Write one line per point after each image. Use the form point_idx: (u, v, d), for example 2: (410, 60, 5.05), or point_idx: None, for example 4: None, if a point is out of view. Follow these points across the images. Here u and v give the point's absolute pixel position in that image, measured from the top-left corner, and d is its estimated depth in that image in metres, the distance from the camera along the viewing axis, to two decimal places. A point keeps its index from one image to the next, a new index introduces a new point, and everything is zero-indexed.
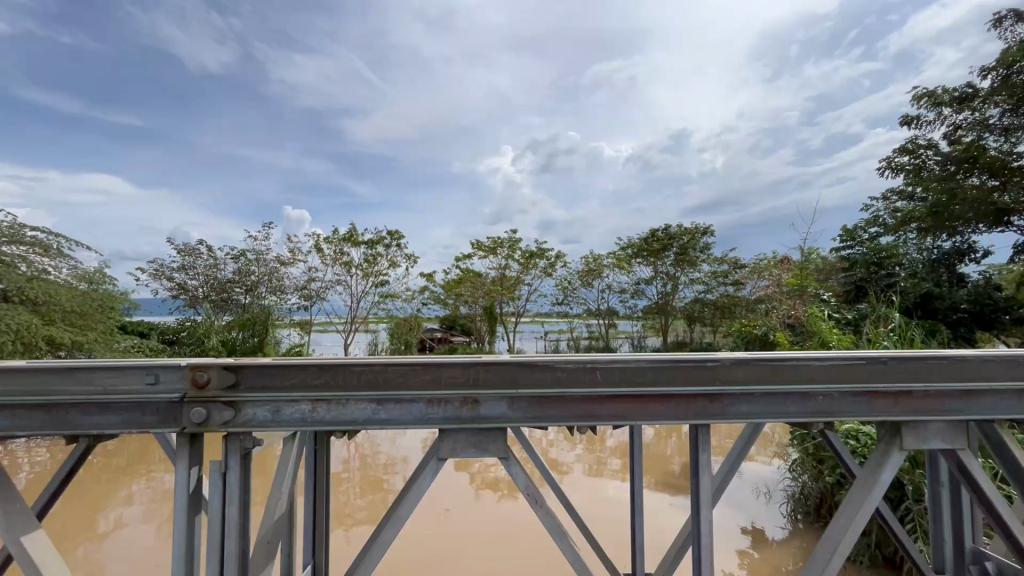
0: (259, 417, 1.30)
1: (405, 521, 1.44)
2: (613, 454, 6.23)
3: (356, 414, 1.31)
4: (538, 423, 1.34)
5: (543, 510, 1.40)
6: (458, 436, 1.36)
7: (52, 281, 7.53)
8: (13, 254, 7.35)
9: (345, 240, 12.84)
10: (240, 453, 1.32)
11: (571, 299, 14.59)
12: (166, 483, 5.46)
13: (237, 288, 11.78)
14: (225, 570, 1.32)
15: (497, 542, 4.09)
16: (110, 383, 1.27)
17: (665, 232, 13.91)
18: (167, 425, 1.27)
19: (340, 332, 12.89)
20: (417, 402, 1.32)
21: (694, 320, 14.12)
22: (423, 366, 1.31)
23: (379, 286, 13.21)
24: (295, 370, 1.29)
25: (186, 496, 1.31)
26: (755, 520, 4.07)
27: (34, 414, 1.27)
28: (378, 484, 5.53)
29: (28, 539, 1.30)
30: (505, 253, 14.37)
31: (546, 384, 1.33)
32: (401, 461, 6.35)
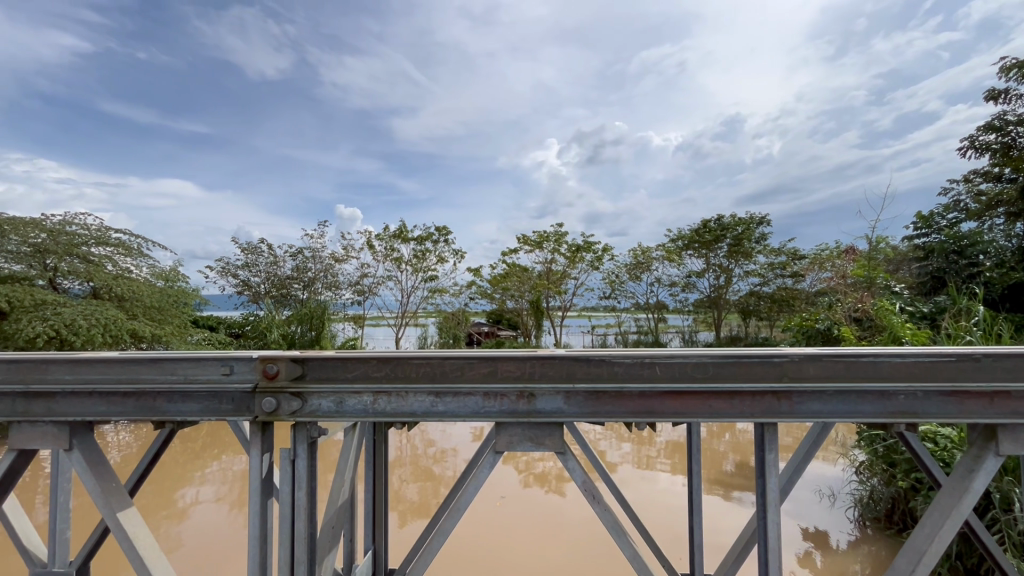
0: (324, 407, 1.35)
1: (462, 514, 1.38)
2: (663, 450, 6.08)
3: (415, 406, 1.34)
4: (594, 419, 1.32)
5: (602, 507, 1.38)
6: (514, 429, 1.36)
7: (134, 279, 8.20)
8: (101, 254, 8.05)
9: (395, 237, 13.22)
10: (307, 442, 1.38)
11: (619, 293, 14.36)
12: (235, 465, 5.84)
13: (295, 284, 12.41)
14: (295, 551, 1.39)
15: (544, 532, 4.10)
16: (189, 373, 1.36)
17: (718, 223, 13.45)
18: (241, 413, 1.35)
19: (391, 326, 13.34)
20: (475, 395, 1.33)
21: (749, 313, 13.63)
22: (480, 360, 1.32)
23: (428, 281, 13.50)
24: (358, 363, 1.33)
25: (258, 481, 1.38)
26: (819, 523, 3.86)
27: (127, 400, 1.38)
28: (429, 472, 5.73)
29: (123, 515, 1.41)
30: (551, 247, 14.33)
31: (603, 379, 1.31)
32: (451, 451, 6.51)
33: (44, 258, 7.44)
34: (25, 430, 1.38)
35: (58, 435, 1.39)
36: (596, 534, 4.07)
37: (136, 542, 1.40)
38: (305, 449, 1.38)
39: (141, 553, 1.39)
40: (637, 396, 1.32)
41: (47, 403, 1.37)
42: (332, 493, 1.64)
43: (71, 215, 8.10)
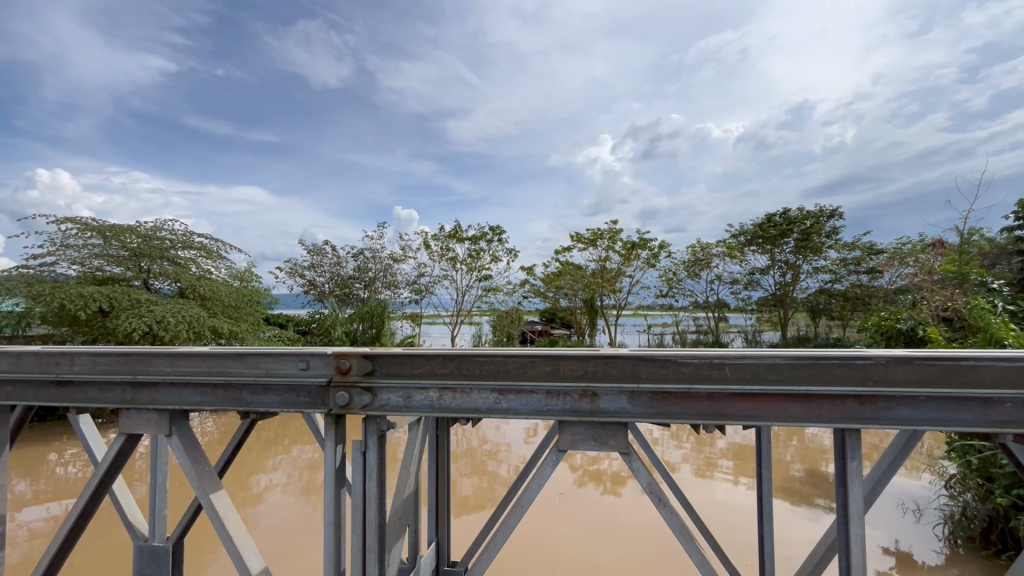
0: (393, 401, 1.40)
1: (526, 509, 1.38)
2: (724, 454, 5.86)
3: (479, 403, 1.36)
4: (659, 420, 1.29)
5: (668, 510, 1.34)
6: (578, 428, 1.35)
7: (214, 279, 8.89)
8: (187, 257, 8.77)
9: (450, 237, 13.53)
10: (377, 435, 1.44)
11: (677, 291, 13.97)
12: (303, 455, 6.21)
13: (357, 283, 12.98)
14: (367, 538, 1.46)
15: (599, 534, 4.04)
16: (270, 368, 1.45)
17: (784, 216, 12.75)
18: (317, 406, 1.43)
19: (447, 323, 13.70)
20: (537, 394, 1.34)
21: (819, 312, 12.86)
22: (543, 358, 1.32)
23: (482, 280, 13.71)
24: (424, 359, 1.38)
25: (333, 470, 1.46)
26: (902, 539, 3.58)
27: (216, 392, 1.49)
28: (483, 468, 5.84)
29: (215, 496, 1.54)
30: (605, 244, 14.14)
31: (669, 379, 1.27)
32: (505, 448, 6.60)
33: (139, 261, 8.21)
34: (132, 416, 1.54)
35: (160, 422, 1.53)
36: (653, 537, 3.98)
37: (226, 521, 1.53)
38: (376, 442, 1.44)
39: (229, 532, 1.51)
40: (705, 398, 1.27)
41: (150, 393, 1.51)
42: (399, 485, 1.71)
43: (161, 221, 8.86)
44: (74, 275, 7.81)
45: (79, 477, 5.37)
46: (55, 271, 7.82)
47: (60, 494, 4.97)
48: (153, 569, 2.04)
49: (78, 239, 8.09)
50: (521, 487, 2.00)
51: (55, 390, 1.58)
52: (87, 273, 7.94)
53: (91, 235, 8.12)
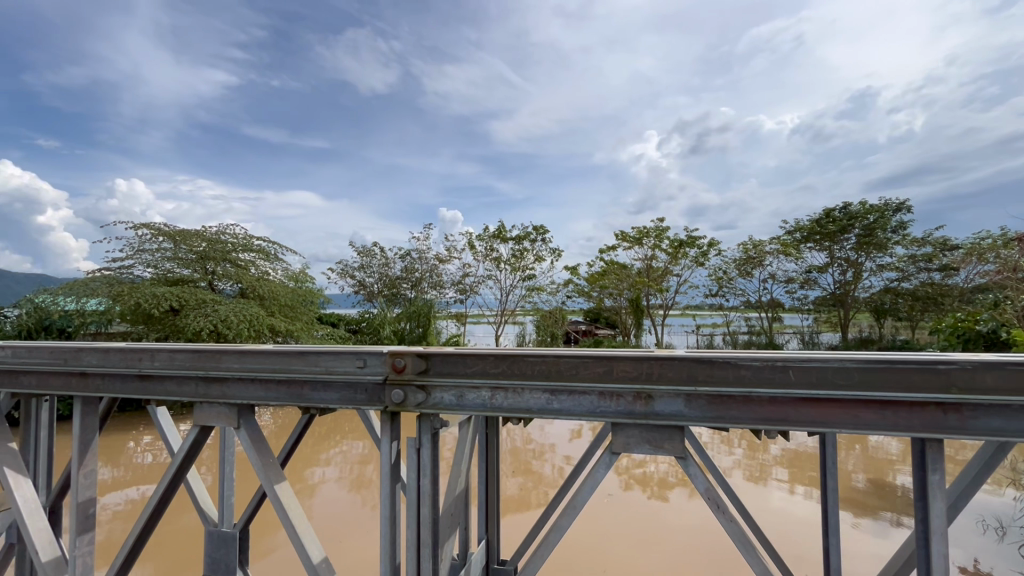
0: (446, 400, 1.42)
1: (579, 511, 1.36)
2: (779, 460, 5.62)
3: (531, 402, 1.36)
4: (717, 424, 1.25)
5: (726, 518, 1.30)
6: (631, 431, 1.33)
7: (272, 280, 9.36)
8: (247, 259, 9.28)
9: (494, 237, 13.64)
10: (430, 433, 1.46)
11: (727, 290, 13.51)
12: (354, 450, 6.44)
13: (405, 284, 13.32)
14: (421, 533, 1.49)
15: (645, 537, 3.98)
16: (329, 365, 1.51)
17: (844, 211, 12.06)
18: (373, 404, 1.47)
19: (492, 323, 13.89)
20: (590, 395, 1.32)
21: (884, 313, 12.07)
22: (595, 358, 1.31)
23: (526, 279, 13.76)
24: (477, 359, 1.39)
25: (388, 465, 1.49)
26: (982, 558, 3.30)
27: (280, 388, 1.57)
28: (528, 467, 5.87)
29: (279, 486, 1.61)
30: (651, 242, 13.84)
31: (728, 382, 1.23)
32: (550, 448, 6.62)
33: (205, 264, 8.76)
34: (205, 409, 1.65)
35: (230, 415, 1.63)
36: (702, 543, 3.88)
37: (289, 510, 1.60)
38: (429, 440, 1.47)
39: (293, 522, 1.58)
40: (767, 402, 1.22)
41: (221, 387, 1.61)
42: (450, 482, 1.73)
43: (224, 226, 9.40)
44: (148, 277, 8.42)
45: (154, 464, 5.79)
46: (132, 273, 8.47)
47: (138, 479, 5.38)
48: (223, 552, 2.16)
49: (152, 244, 8.72)
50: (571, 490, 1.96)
51: (138, 383, 1.71)
52: (160, 275, 8.54)
53: (162, 240, 8.73)
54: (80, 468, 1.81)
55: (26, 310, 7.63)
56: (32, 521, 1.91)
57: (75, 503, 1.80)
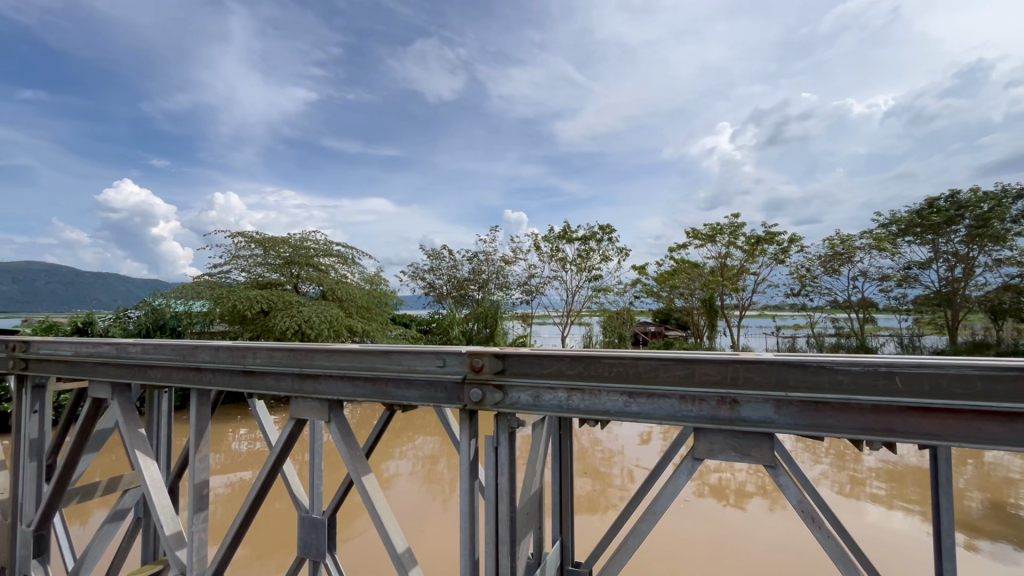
0: (523, 400, 1.44)
1: (659, 518, 1.32)
2: (874, 474, 5.17)
3: (608, 405, 1.35)
4: (811, 433, 1.17)
5: (823, 533, 1.21)
6: (716, 437, 1.27)
7: (350, 283, 9.94)
8: (327, 264, 9.91)
9: (560, 238, 13.64)
10: (507, 432, 1.49)
11: (811, 289, 12.59)
12: (425, 447, 6.71)
13: (472, 285, 13.63)
14: (499, 530, 1.53)
15: (719, 547, 3.84)
16: (411, 364, 1.58)
17: (951, 200, 10.86)
18: (453, 402, 1.52)
19: (558, 324, 13.89)
20: (670, 398, 1.29)
21: (1003, 313, 10.72)
22: (675, 361, 1.28)
23: (592, 280, 13.63)
24: (554, 360, 1.40)
25: (467, 462, 1.53)
26: None
27: (366, 385, 1.66)
28: (597, 471, 5.82)
29: (366, 478, 1.71)
30: (725, 240, 13.20)
31: (823, 388, 1.15)
32: (618, 452, 6.55)
33: (291, 269, 9.46)
34: (301, 403, 1.78)
35: (322, 409, 1.75)
36: (783, 556, 3.69)
37: (375, 502, 1.68)
38: (507, 438, 1.50)
39: (378, 511, 1.67)
40: (870, 411, 1.13)
41: (314, 383, 1.74)
42: (526, 481, 1.75)
43: (307, 233, 10.09)
44: (243, 281, 9.22)
45: (251, 452, 6.35)
46: (229, 278, 9.31)
47: (237, 465, 5.92)
48: (314, 536, 2.32)
49: (246, 251, 9.54)
50: (628, 521, 1.80)
51: (243, 378, 1.88)
52: (252, 279, 9.32)
53: (254, 247, 9.53)
54: (196, 453, 2.02)
55: (143, 311, 8.60)
56: (158, 497, 2.15)
57: (193, 484, 2.01)
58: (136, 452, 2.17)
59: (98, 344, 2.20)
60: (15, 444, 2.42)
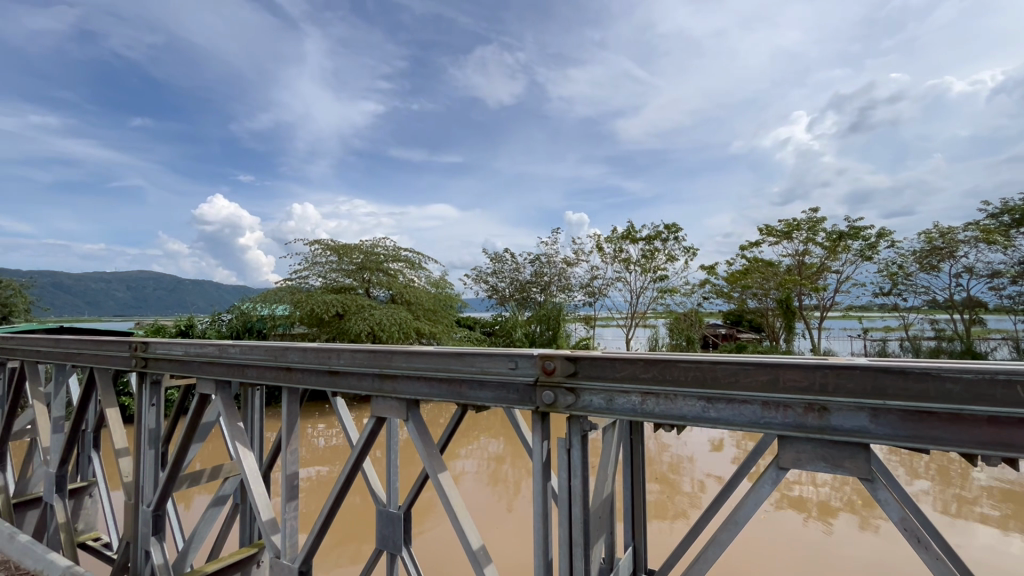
0: (595, 403, 1.44)
1: (740, 528, 1.27)
2: (985, 494, 4.64)
3: (685, 410, 1.32)
4: (913, 445, 1.09)
5: (930, 554, 1.12)
6: (803, 445, 1.21)
7: (417, 287, 10.32)
8: (396, 268, 10.34)
9: (623, 238, 13.41)
10: (580, 434, 1.49)
11: (904, 288, 11.52)
12: (488, 447, 6.83)
13: (534, 287, 13.71)
14: (573, 533, 1.54)
15: (803, 564, 3.62)
16: (485, 366, 1.62)
17: None
18: (525, 403, 1.55)
19: (622, 326, 13.66)
20: (751, 404, 1.24)
21: None
22: (756, 366, 1.23)
23: (658, 280, 13.27)
24: (626, 364, 1.38)
25: (540, 464, 1.55)
26: None
27: (441, 386, 1.73)
28: (665, 478, 5.67)
29: (441, 474, 1.77)
30: (803, 236, 12.38)
31: (927, 397, 1.06)
32: (687, 459, 6.34)
33: (363, 273, 9.98)
34: (381, 402, 1.89)
35: (400, 408, 1.84)
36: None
37: (451, 498, 1.74)
38: (579, 441, 1.50)
39: (454, 508, 1.72)
40: (986, 423, 1.02)
41: (392, 383, 1.83)
42: (599, 485, 1.74)
43: (377, 239, 10.57)
44: (320, 286, 9.82)
45: (329, 447, 6.76)
46: (308, 283, 9.95)
47: (317, 459, 6.32)
48: (391, 529, 2.44)
49: (322, 258, 10.17)
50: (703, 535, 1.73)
51: (327, 377, 2.02)
52: (328, 284, 9.91)
53: (330, 254, 10.14)
54: (287, 446, 2.19)
55: (235, 315, 9.39)
56: (255, 485, 2.35)
57: (284, 475, 2.17)
58: (236, 443, 2.38)
59: (203, 345, 2.44)
60: (137, 433, 2.73)
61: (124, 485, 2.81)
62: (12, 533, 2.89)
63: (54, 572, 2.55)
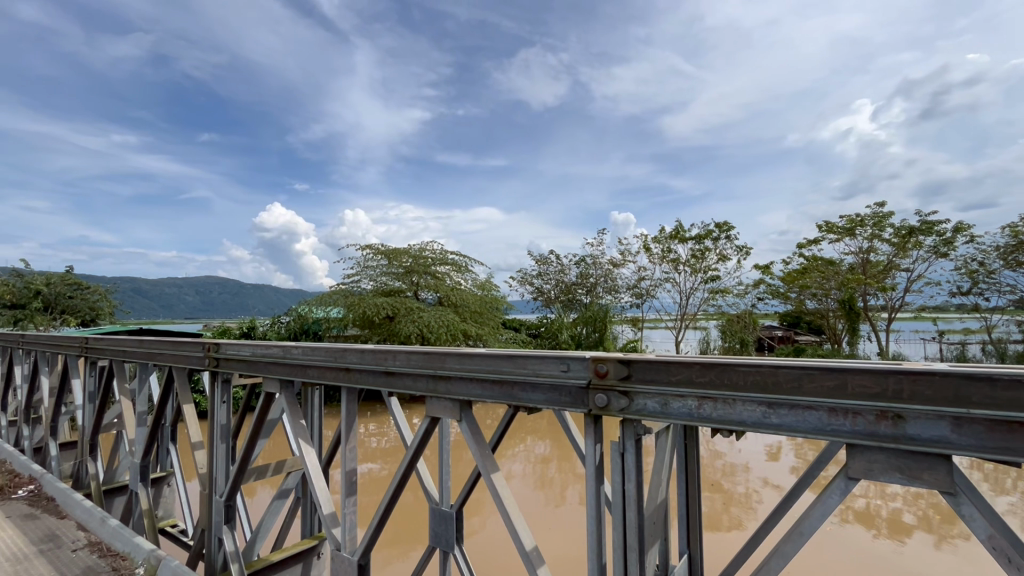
0: (650, 407, 1.43)
1: (806, 540, 1.21)
2: None
3: (744, 416, 1.29)
4: (1002, 457, 1.01)
5: None
6: (875, 455, 1.15)
7: (463, 289, 10.50)
8: (443, 271, 10.55)
9: (671, 238, 13.10)
10: (634, 438, 1.48)
11: (986, 286, 10.62)
12: (534, 449, 6.86)
13: (580, 289, 13.64)
14: (627, 536, 1.52)
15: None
16: (536, 368, 1.64)
17: None
18: (578, 406, 1.55)
19: (671, 328, 13.36)
20: (817, 410, 1.19)
21: None
22: (822, 370, 1.17)
23: (708, 281, 12.88)
24: (682, 367, 1.36)
25: (593, 468, 1.55)
26: None
27: (493, 388, 1.76)
28: (718, 485, 5.51)
29: (494, 475, 1.79)
30: (868, 232, 11.66)
31: (1018, 406, 0.98)
32: (742, 466, 6.13)
33: (411, 276, 10.25)
34: (435, 403, 1.94)
35: (454, 409, 1.88)
36: None
37: (504, 499, 1.76)
38: (633, 445, 1.49)
39: (507, 508, 1.74)
40: None
41: (446, 384, 1.87)
42: (653, 489, 1.70)
43: (425, 243, 10.82)
44: (371, 289, 10.16)
45: (381, 446, 6.98)
46: (360, 286, 10.32)
47: (370, 457, 6.55)
48: (443, 527, 2.49)
49: (373, 262, 10.52)
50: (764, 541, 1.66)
51: (384, 378, 2.10)
52: (378, 287, 10.24)
53: (380, 258, 10.47)
54: (346, 443, 2.28)
55: (293, 317, 9.87)
56: (317, 479, 2.47)
57: (343, 471, 2.27)
58: (299, 440, 2.51)
59: (270, 346, 2.59)
60: (211, 428, 2.93)
61: (200, 476, 3.02)
62: (103, 517, 3.18)
63: (140, 554, 2.77)
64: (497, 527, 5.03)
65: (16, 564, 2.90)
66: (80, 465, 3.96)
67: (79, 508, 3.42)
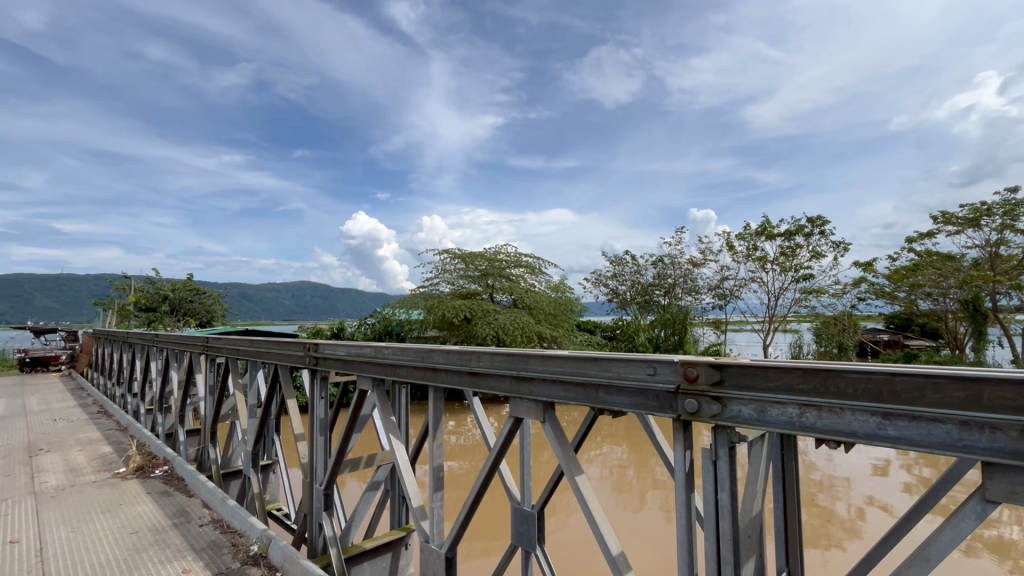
0: (745, 414, 1.36)
1: (932, 566, 1.09)
2: None
3: (855, 427, 1.19)
4: None
5: None
6: (1020, 477, 1.01)
7: (538, 291, 10.55)
8: (517, 274, 10.68)
9: (758, 234, 12.30)
10: (728, 446, 1.41)
11: None
12: (611, 453, 6.75)
13: (658, 290, 13.21)
14: (721, 548, 1.46)
15: None
16: (620, 372, 1.62)
17: None
18: (666, 411, 1.51)
19: (758, 331, 12.57)
20: (944, 423, 1.07)
21: None
22: (950, 380, 1.06)
23: (801, 280, 11.94)
24: (782, 372, 1.28)
25: (684, 475, 1.49)
26: None
27: (577, 390, 1.76)
28: (813, 501, 5.10)
29: (580, 477, 1.78)
30: (998, 222, 10.22)
31: None
32: (842, 481, 5.62)
33: (486, 279, 10.48)
34: (519, 403, 1.97)
35: (537, 410, 1.90)
36: None
37: (590, 501, 1.76)
38: (727, 453, 1.43)
39: (592, 512, 1.73)
40: None
41: (529, 385, 1.90)
42: (748, 501, 1.61)
43: (499, 246, 11.00)
44: (449, 292, 10.50)
45: (460, 444, 7.20)
46: (438, 289, 10.71)
47: (450, 454, 6.78)
48: (525, 527, 2.52)
49: (450, 266, 10.86)
50: None
51: (469, 378, 2.17)
52: (455, 290, 10.56)
53: (457, 262, 10.78)
54: (433, 439, 2.39)
55: (377, 319, 10.45)
56: (406, 474, 2.59)
57: (432, 466, 2.38)
58: (389, 435, 2.65)
59: (363, 346, 2.77)
60: (311, 420, 3.19)
61: (301, 465, 3.29)
62: (224, 497, 3.56)
63: (254, 532, 3.08)
64: (575, 530, 5.01)
65: (156, 533, 3.32)
66: (202, 450, 4.46)
67: (204, 488, 3.86)
